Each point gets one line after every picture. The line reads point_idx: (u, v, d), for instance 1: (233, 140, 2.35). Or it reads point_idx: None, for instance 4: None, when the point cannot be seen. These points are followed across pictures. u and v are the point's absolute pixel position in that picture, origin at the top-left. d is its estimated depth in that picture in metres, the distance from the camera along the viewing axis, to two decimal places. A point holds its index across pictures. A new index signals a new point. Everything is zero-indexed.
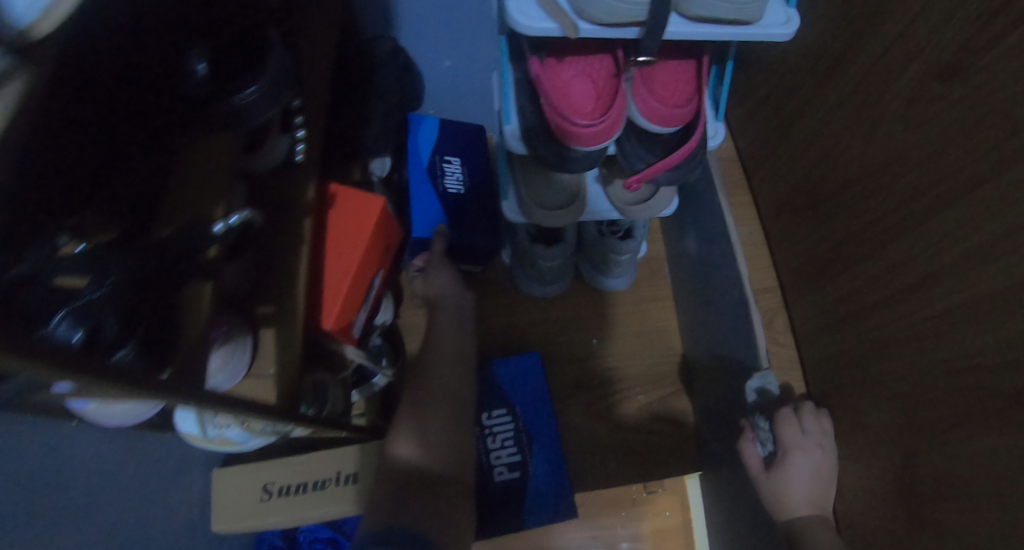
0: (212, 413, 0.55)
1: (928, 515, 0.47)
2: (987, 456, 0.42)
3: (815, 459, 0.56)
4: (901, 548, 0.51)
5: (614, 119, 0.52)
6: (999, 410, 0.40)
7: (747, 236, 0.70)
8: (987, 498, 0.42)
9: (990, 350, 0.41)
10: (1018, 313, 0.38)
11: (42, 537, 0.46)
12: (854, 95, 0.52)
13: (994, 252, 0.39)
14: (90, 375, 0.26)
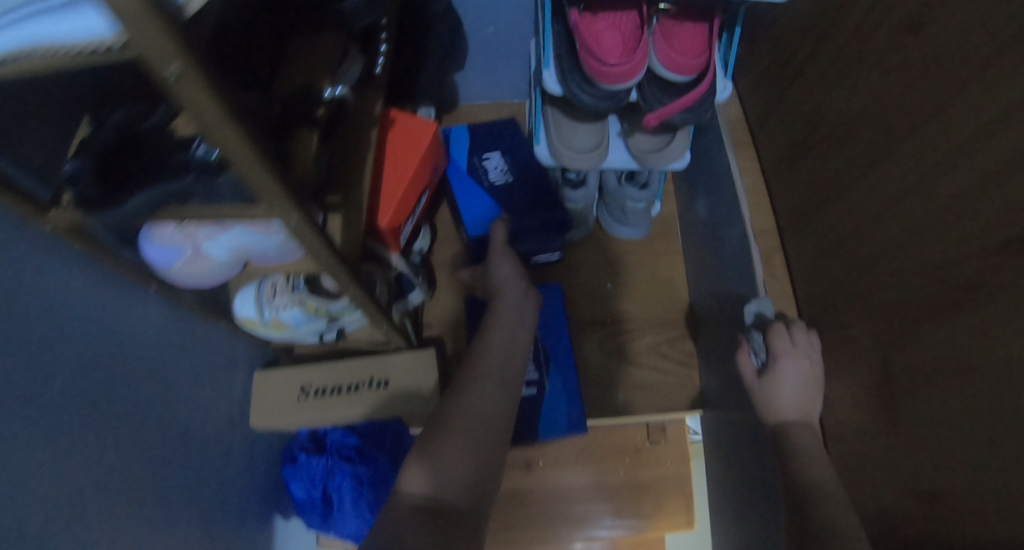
0: (270, 294, 0.62)
1: (898, 406, 0.54)
2: (947, 340, 0.49)
3: (801, 367, 0.64)
4: (873, 438, 0.58)
5: (637, 62, 0.61)
6: (957, 298, 0.47)
7: (751, 187, 0.79)
8: (944, 377, 0.49)
9: (951, 245, 0.48)
10: (973, 209, 0.46)
11: (99, 387, 0.52)
12: (845, 49, 0.61)
13: (956, 161, 0.47)
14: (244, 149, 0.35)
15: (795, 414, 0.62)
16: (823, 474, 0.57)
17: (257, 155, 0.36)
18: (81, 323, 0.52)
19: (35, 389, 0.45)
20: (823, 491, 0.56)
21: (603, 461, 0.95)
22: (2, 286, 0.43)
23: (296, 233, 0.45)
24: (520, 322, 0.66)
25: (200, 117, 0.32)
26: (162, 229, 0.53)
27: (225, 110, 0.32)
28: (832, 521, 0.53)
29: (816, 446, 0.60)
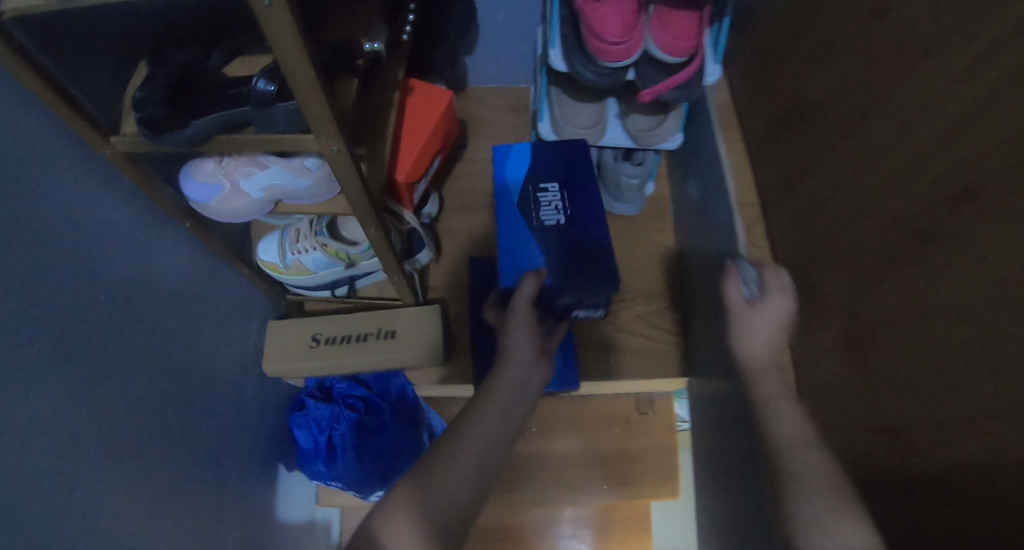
0: (293, 240, 0.70)
1: (872, 338, 0.62)
2: (918, 279, 0.56)
3: (778, 303, 0.65)
4: (852, 373, 0.65)
5: (635, 42, 0.68)
6: (923, 237, 0.55)
7: (736, 163, 0.89)
8: (915, 310, 0.56)
9: (918, 193, 0.56)
10: (936, 158, 0.54)
11: (120, 312, 0.56)
12: (824, 35, 0.69)
13: (922, 121, 0.55)
14: (299, 58, 0.44)
15: (770, 352, 0.63)
16: (792, 419, 0.57)
17: (309, 75, 0.45)
18: (106, 252, 0.56)
19: (55, 303, 0.49)
20: (794, 437, 0.55)
21: (592, 429, 0.99)
22: (26, 206, 0.47)
23: (342, 156, 0.54)
24: (518, 398, 0.60)
25: (280, 47, 0.43)
26: (206, 168, 0.60)
27: (302, 36, 0.43)
28: (807, 462, 0.52)
29: (781, 381, 0.61)
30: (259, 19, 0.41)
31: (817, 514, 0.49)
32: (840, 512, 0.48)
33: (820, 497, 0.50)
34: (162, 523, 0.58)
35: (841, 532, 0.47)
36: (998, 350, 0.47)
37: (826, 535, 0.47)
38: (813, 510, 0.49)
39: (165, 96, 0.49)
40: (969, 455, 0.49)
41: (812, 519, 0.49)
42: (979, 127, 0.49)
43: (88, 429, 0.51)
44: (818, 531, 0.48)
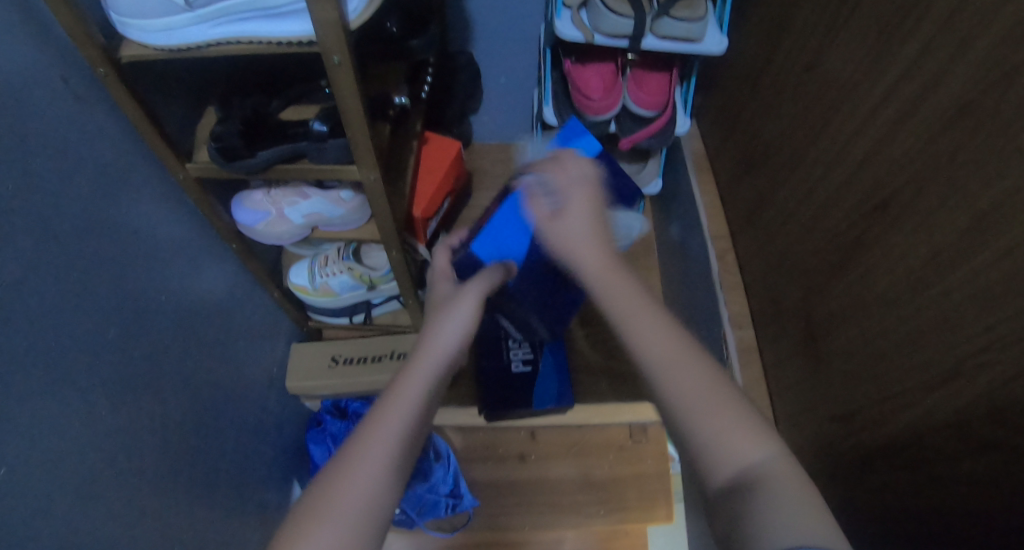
0: (322, 265, 0.80)
1: (837, 332, 0.72)
2: (872, 277, 0.66)
3: (583, 195, 0.60)
4: (826, 367, 0.74)
5: (614, 100, 0.82)
6: (870, 240, 0.66)
7: (709, 203, 1.02)
8: (873, 303, 0.66)
9: (860, 204, 0.68)
10: (870, 175, 0.66)
11: (164, 314, 0.66)
12: (775, 90, 0.84)
13: (856, 147, 0.68)
14: (352, 98, 0.56)
15: (600, 257, 0.55)
16: (657, 331, 0.49)
17: (359, 113, 0.57)
18: (161, 264, 0.67)
19: (114, 294, 0.59)
20: (659, 348, 0.49)
21: (589, 457, 1.04)
22: (108, 213, 0.59)
23: (374, 183, 0.65)
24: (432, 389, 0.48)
25: (343, 96, 0.56)
26: (254, 198, 0.71)
27: (355, 84, 0.55)
28: (684, 379, 0.47)
29: (634, 286, 0.53)
30: (329, 76, 0.54)
31: (721, 435, 0.45)
32: (749, 427, 0.45)
33: (705, 412, 0.46)
34: (178, 499, 0.66)
35: (734, 443, 0.45)
36: (915, 329, 0.59)
37: (734, 451, 0.44)
38: (715, 430, 0.45)
39: (239, 132, 0.62)
40: (906, 423, 0.61)
41: (718, 443, 0.45)
42: (894, 147, 0.63)
43: (137, 401, 0.61)
44: (718, 447, 0.45)
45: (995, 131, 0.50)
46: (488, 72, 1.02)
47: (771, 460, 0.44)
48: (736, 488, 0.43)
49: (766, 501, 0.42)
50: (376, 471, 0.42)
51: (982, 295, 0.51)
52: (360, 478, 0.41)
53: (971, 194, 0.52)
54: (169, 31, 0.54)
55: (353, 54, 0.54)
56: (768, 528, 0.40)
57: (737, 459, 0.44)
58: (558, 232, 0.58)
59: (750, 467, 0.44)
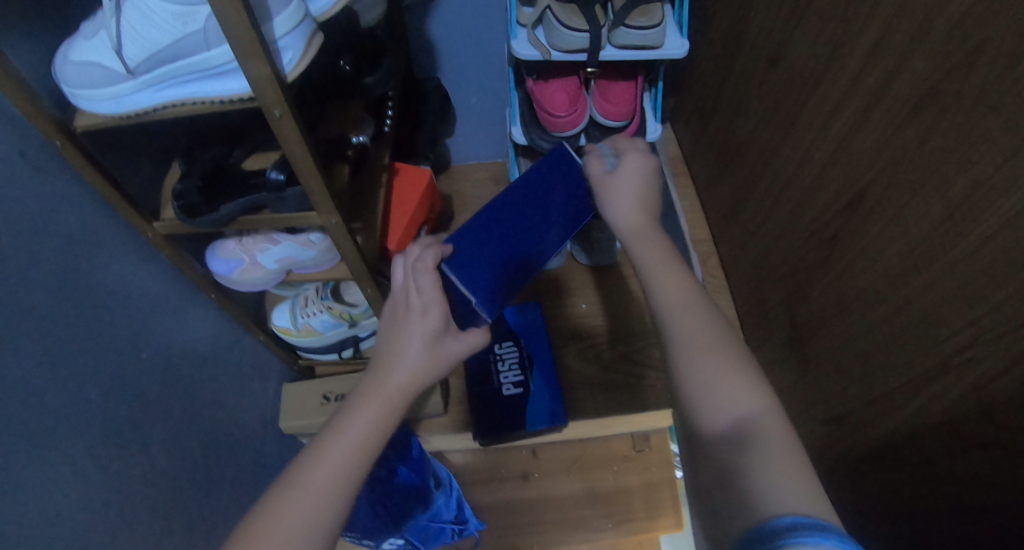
0: (301, 306, 0.81)
1: (821, 330, 0.70)
2: (851, 274, 0.64)
3: (636, 163, 0.61)
4: (814, 368, 0.72)
5: (579, 114, 0.81)
6: (845, 235, 0.64)
7: (689, 206, 1.01)
8: (851, 300, 0.64)
9: (833, 198, 0.66)
10: (839, 169, 0.65)
11: (147, 370, 0.67)
12: (740, 87, 0.83)
13: (823, 142, 0.67)
14: (300, 147, 0.56)
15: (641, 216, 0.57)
16: (667, 288, 0.52)
17: (309, 158, 0.57)
18: (141, 321, 0.67)
19: (95, 359, 0.60)
20: (666, 306, 0.51)
21: (593, 471, 1.03)
22: (79, 279, 0.59)
23: (336, 226, 0.65)
24: (382, 422, 0.55)
25: (291, 147, 0.56)
26: (227, 247, 0.72)
27: (301, 133, 0.55)
28: (682, 327, 0.49)
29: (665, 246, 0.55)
30: (274, 129, 0.55)
31: (710, 380, 0.46)
32: (733, 372, 0.47)
33: (703, 359, 0.47)
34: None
35: (722, 384, 0.46)
36: (899, 325, 0.57)
37: (717, 399, 0.46)
38: (703, 375, 0.47)
39: (199, 188, 0.62)
40: (897, 423, 0.58)
41: (705, 394, 0.46)
42: (860, 139, 0.61)
43: (131, 460, 0.62)
44: (709, 390, 0.46)
45: (960, 119, 0.48)
46: (456, 92, 1.02)
47: (752, 401, 0.45)
48: (731, 443, 0.44)
49: (760, 447, 0.43)
50: (318, 496, 0.49)
51: (964, 287, 0.49)
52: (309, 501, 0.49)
53: (941, 183, 0.50)
54: (117, 99, 0.54)
55: (295, 105, 0.54)
56: (752, 490, 0.41)
57: (720, 415, 0.45)
58: (608, 192, 0.60)
59: (742, 417, 0.45)
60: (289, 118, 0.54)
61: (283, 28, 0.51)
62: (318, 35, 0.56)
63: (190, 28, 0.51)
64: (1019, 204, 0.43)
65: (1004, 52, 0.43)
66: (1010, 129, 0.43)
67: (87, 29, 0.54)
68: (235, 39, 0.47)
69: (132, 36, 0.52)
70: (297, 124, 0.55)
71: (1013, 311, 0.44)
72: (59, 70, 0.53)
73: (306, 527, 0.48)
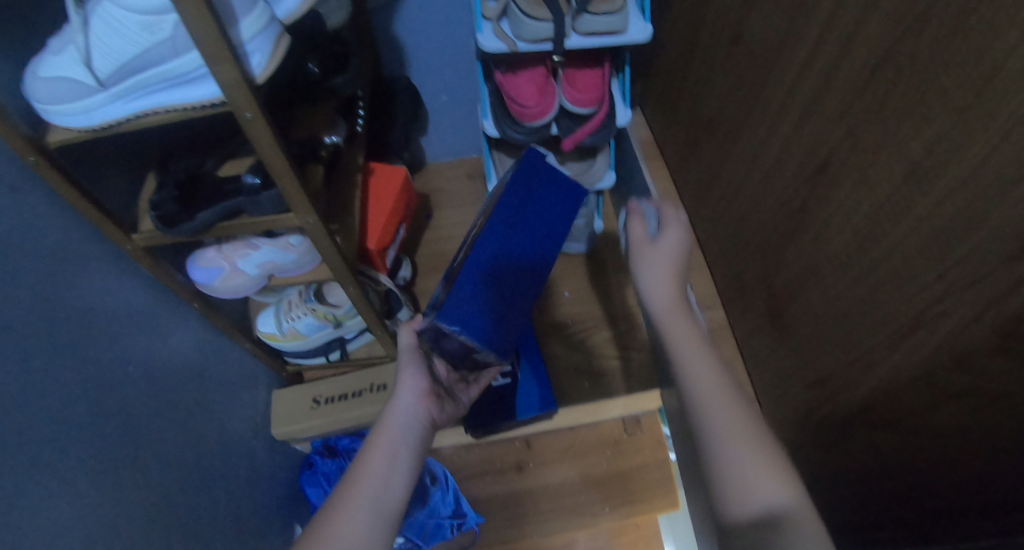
0: (286, 310, 0.82)
1: (795, 297, 0.72)
2: (821, 241, 0.65)
3: (675, 240, 0.64)
4: (791, 335, 0.74)
5: (547, 103, 0.82)
6: (811, 204, 0.66)
7: (663, 188, 1.03)
8: (822, 266, 0.66)
9: (798, 167, 0.68)
10: (801, 140, 0.67)
11: (135, 386, 0.66)
12: (705, 67, 0.85)
13: (785, 114, 0.69)
14: (272, 148, 0.56)
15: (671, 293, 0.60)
16: (707, 382, 0.53)
17: (282, 158, 0.58)
18: (127, 340, 0.67)
19: (83, 378, 0.59)
20: (724, 431, 0.50)
21: (586, 457, 1.04)
22: (61, 299, 0.59)
23: (314, 228, 0.66)
24: (401, 448, 0.59)
25: (265, 150, 0.57)
26: (207, 255, 0.72)
27: (275, 136, 0.56)
28: (731, 430, 0.50)
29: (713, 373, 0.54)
30: (245, 131, 0.55)
31: (748, 477, 0.48)
32: (774, 468, 0.48)
33: (750, 456, 0.48)
34: None
35: (767, 481, 0.47)
36: (870, 287, 0.59)
37: (756, 491, 0.47)
38: (743, 471, 0.48)
39: (175, 197, 0.62)
40: (875, 383, 0.60)
41: (747, 481, 0.48)
42: (820, 109, 0.63)
43: (124, 476, 0.62)
44: (751, 486, 0.47)
45: (914, 81, 0.49)
46: (427, 90, 1.02)
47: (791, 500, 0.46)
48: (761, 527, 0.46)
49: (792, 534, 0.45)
50: (359, 510, 0.52)
51: (929, 241, 0.50)
52: (349, 515, 0.52)
53: (902, 144, 0.52)
54: (88, 112, 0.54)
55: (266, 107, 0.55)
56: None
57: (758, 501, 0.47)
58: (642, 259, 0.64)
59: (777, 508, 0.46)
60: (260, 120, 0.54)
61: (251, 31, 0.51)
62: (286, 37, 0.56)
63: (158, 37, 0.51)
64: (976, 157, 0.44)
65: (953, 14, 0.45)
66: (964, 88, 0.45)
67: (54, 44, 0.53)
68: (202, 43, 0.47)
69: (100, 47, 0.52)
70: (271, 125, 0.56)
71: (974, 262, 0.46)
72: (29, 87, 0.52)
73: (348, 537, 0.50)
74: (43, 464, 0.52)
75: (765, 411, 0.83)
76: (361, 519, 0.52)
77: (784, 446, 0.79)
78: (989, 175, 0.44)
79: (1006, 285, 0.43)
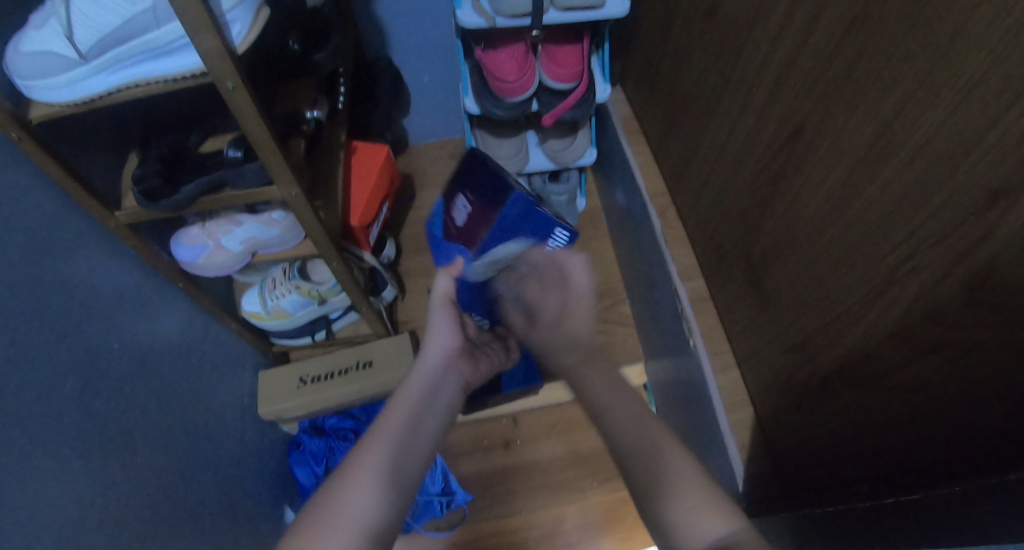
0: (271, 288, 0.82)
1: (770, 266, 0.74)
2: (794, 207, 0.67)
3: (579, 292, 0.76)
4: (768, 300, 0.76)
5: (527, 79, 0.83)
6: (786, 170, 0.68)
7: (644, 164, 1.04)
8: (797, 233, 0.67)
9: (772, 135, 0.69)
10: (775, 108, 0.68)
11: (124, 365, 0.66)
12: (682, 41, 0.86)
13: (759, 84, 0.70)
14: (254, 118, 0.57)
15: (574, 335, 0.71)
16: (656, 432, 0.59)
17: (265, 128, 0.58)
18: (113, 319, 0.67)
19: (71, 356, 0.59)
20: (670, 467, 0.55)
21: (575, 431, 1.06)
22: (47, 276, 0.58)
23: (296, 203, 0.66)
24: (418, 416, 0.59)
25: (246, 120, 0.57)
26: (190, 233, 0.72)
27: (258, 108, 0.56)
28: (680, 468, 0.55)
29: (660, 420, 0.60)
30: (226, 102, 0.55)
31: (685, 517, 0.53)
32: (714, 505, 0.53)
33: (682, 495, 0.54)
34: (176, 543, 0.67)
35: (702, 515, 0.52)
36: (843, 248, 0.60)
37: (696, 526, 0.52)
38: (686, 510, 0.53)
39: (159, 169, 0.62)
40: (849, 344, 0.61)
41: (688, 518, 0.53)
42: (793, 77, 0.64)
43: (112, 454, 0.62)
44: (687, 525, 0.52)
45: (882, 45, 0.51)
46: (408, 71, 1.02)
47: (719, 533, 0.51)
48: None
49: None
50: (368, 484, 0.51)
51: (899, 199, 0.52)
52: (358, 488, 0.51)
53: (872, 106, 0.53)
54: (72, 85, 0.53)
55: (248, 78, 0.55)
56: None
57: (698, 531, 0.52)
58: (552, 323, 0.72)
59: (716, 541, 0.51)
60: (241, 90, 0.54)
61: (230, 2, 0.51)
62: (265, 8, 0.56)
63: (140, 7, 0.52)
64: (941, 116, 0.46)
65: None
66: (931, 49, 0.46)
67: (36, 19, 0.53)
68: (184, 12, 0.47)
69: (83, 21, 0.52)
70: (253, 96, 0.56)
71: (941, 218, 0.48)
72: (10, 62, 0.51)
73: (349, 514, 0.49)
74: (32, 442, 0.52)
75: (745, 377, 0.85)
76: (373, 492, 0.51)
77: (764, 413, 0.81)
78: (953, 133, 0.45)
79: (972, 239, 0.45)
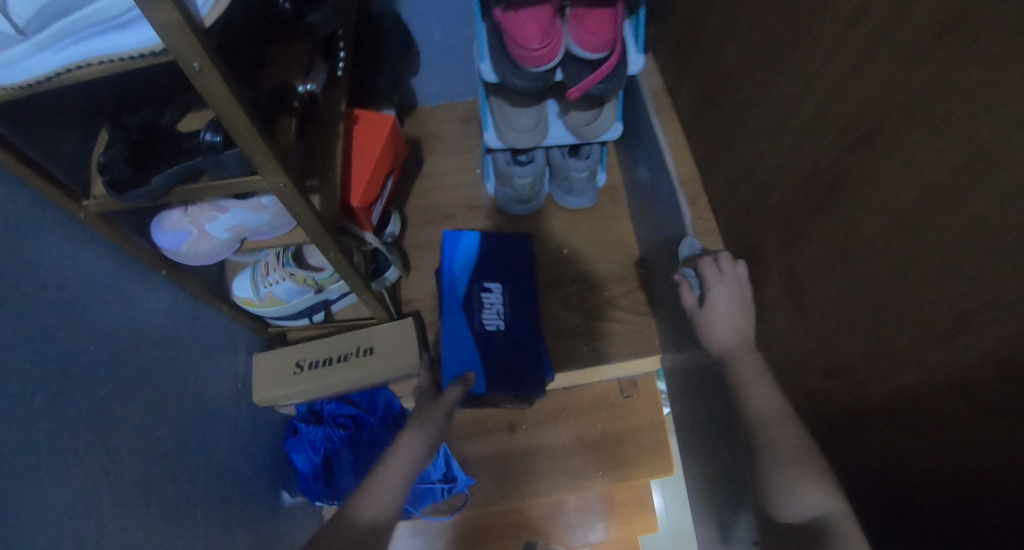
0: (263, 275, 0.78)
1: (812, 279, 0.67)
2: (850, 223, 0.59)
3: (725, 288, 0.77)
4: (805, 315, 0.69)
5: (553, 44, 0.72)
6: (844, 179, 0.59)
7: (674, 143, 0.95)
8: (849, 254, 0.60)
9: (832, 137, 0.60)
10: (838, 107, 0.59)
11: (105, 360, 0.60)
12: (732, 9, 0.74)
13: (822, 76, 0.60)
14: (229, 101, 0.48)
15: (731, 341, 0.73)
16: (761, 398, 0.66)
17: (243, 114, 0.50)
18: (89, 308, 0.60)
19: (48, 359, 0.53)
20: (776, 441, 0.62)
21: (582, 419, 1.03)
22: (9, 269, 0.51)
23: (283, 192, 0.58)
24: (427, 445, 0.70)
25: (219, 104, 0.48)
26: (172, 218, 0.66)
27: (233, 90, 0.48)
28: (786, 443, 0.61)
29: (775, 399, 0.65)
30: (195, 83, 0.47)
31: (785, 485, 0.59)
32: (816, 476, 0.58)
33: (781, 466, 0.60)
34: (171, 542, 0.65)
35: (804, 486, 0.58)
36: (907, 281, 0.52)
37: (796, 495, 0.58)
38: (790, 483, 0.59)
39: (127, 158, 0.54)
40: (899, 385, 0.55)
41: (791, 489, 0.58)
42: (866, 74, 0.54)
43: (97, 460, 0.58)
44: (792, 494, 0.58)
45: (993, 51, 0.41)
46: (417, 27, 0.91)
47: (821, 501, 0.56)
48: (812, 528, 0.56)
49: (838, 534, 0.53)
50: (386, 495, 0.62)
51: (990, 237, 0.44)
52: (376, 497, 0.61)
53: (968, 123, 0.44)
54: (12, 65, 0.44)
55: (218, 57, 0.46)
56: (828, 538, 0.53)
57: (797, 502, 0.58)
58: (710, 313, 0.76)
59: (817, 514, 0.56)
60: (211, 70, 0.45)
61: None
62: None
63: None
64: None
65: None
66: None
67: None
68: None
69: None
70: (224, 73, 0.47)
71: None
72: None
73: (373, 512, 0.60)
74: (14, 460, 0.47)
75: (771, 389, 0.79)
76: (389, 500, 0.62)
77: None
78: None
79: None
